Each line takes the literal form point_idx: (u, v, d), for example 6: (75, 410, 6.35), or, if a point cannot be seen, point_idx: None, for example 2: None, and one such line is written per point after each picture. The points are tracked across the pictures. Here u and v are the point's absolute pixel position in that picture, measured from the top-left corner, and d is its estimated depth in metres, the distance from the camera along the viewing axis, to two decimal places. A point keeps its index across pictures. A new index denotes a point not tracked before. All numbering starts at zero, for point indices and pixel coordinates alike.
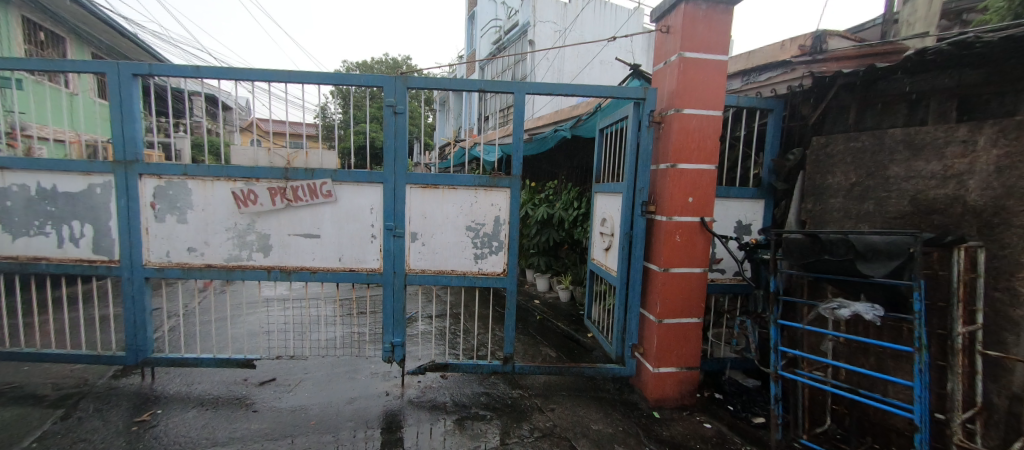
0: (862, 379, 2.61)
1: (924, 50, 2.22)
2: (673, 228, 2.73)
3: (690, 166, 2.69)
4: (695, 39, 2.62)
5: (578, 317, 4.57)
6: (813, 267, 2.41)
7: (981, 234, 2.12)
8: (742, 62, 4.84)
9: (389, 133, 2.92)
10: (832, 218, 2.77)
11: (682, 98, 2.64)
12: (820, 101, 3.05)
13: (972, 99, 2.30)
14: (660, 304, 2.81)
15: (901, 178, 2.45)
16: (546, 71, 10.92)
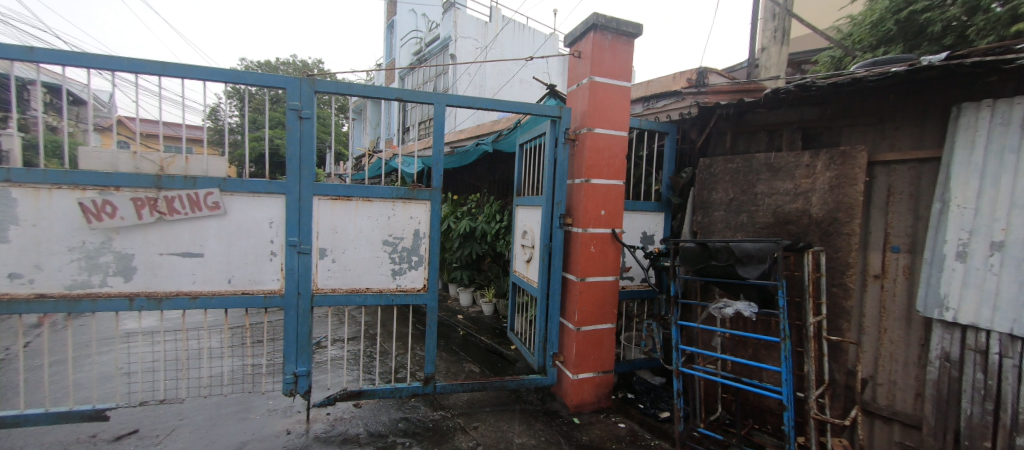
0: (745, 368, 3.00)
1: (777, 89, 2.70)
2: (588, 239, 2.90)
3: (601, 181, 2.90)
4: (604, 65, 2.86)
5: (500, 330, 4.57)
6: (704, 272, 2.74)
7: (823, 240, 2.63)
8: (643, 89, 5.43)
9: (293, 140, 2.66)
10: (716, 228, 3.18)
11: (593, 118, 2.85)
12: (704, 127, 3.53)
13: (812, 131, 2.93)
14: (577, 313, 2.94)
15: (765, 194, 2.93)
16: (467, 85, 11.01)
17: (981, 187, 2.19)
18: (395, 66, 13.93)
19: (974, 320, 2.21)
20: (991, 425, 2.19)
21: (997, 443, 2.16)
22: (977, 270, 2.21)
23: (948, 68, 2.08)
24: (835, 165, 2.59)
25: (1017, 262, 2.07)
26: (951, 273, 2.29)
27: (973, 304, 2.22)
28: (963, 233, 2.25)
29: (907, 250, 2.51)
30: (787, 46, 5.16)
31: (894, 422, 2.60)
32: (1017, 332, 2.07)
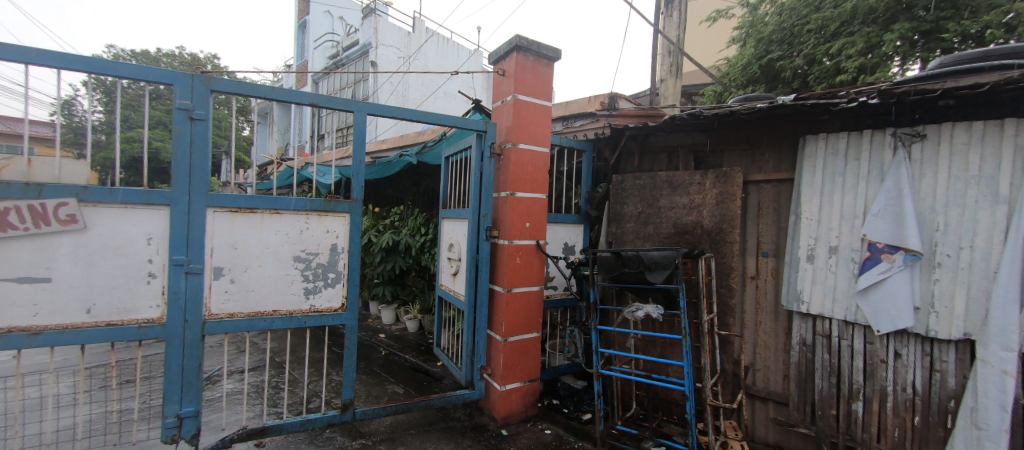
0: (654, 365, 3.30)
1: (674, 117, 3.09)
2: (514, 251, 2.98)
3: (526, 195, 3.00)
4: (526, 85, 3.00)
5: (426, 347, 4.41)
6: (618, 279, 3.00)
7: (712, 248, 3.05)
8: (562, 109, 5.79)
9: (182, 144, 2.32)
10: (627, 238, 3.48)
11: (517, 134, 2.95)
12: (615, 147, 3.88)
13: (702, 154, 3.38)
14: (504, 324, 2.98)
15: (667, 208, 3.30)
16: (389, 95, 10.58)
17: (821, 203, 2.76)
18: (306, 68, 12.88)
19: (820, 310, 2.76)
20: (836, 395, 2.73)
21: (840, 410, 2.72)
22: (822, 269, 2.76)
23: (796, 107, 2.60)
24: (720, 183, 3.05)
25: (847, 262, 2.65)
26: (803, 272, 2.83)
27: (820, 297, 2.77)
28: (811, 239, 2.80)
29: (773, 254, 3.02)
30: (680, 79, 5.95)
31: (769, 401, 3.05)
32: (849, 317, 2.65)
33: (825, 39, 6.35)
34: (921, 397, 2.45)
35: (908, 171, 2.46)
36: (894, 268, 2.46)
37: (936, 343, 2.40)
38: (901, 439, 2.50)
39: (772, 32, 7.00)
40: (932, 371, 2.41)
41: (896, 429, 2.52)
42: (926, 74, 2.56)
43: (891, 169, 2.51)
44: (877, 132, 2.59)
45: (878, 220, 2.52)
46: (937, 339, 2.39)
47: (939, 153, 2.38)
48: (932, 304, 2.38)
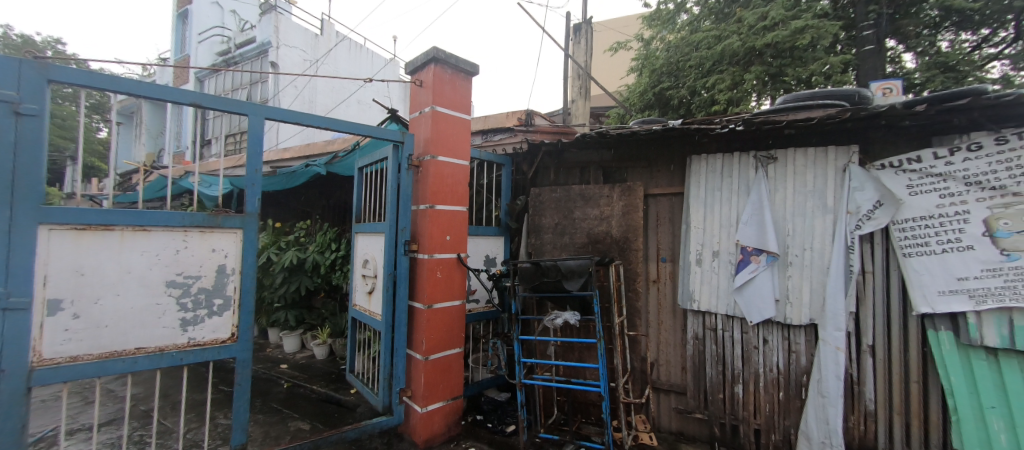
0: (572, 370, 3.45)
1: (584, 134, 3.32)
2: (434, 265, 2.89)
3: (445, 207, 2.95)
4: (445, 97, 2.98)
5: (336, 375, 4.02)
6: (538, 288, 3.09)
7: (621, 255, 3.32)
8: (481, 123, 5.89)
9: (0, 144, 1.79)
10: (546, 249, 3.62)
11: (436, 146, 2.91)
12: (532, 161, 4.03)
13: (608, 169, 3.69)
14: (425, 342, 2.86)
15: (580, 219, 3.52)
16: (293, 99, 9.54)
17: (705, 213, 3.19)
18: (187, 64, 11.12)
19: (707, 307, 3.16)
20: (722, 381, 3.13)
21: (725, 393, 3.12)
22: (708, 271, 3.17)
23: (683, 130, 3.00)
24: (625, 196, 3.36)
25: (726, 264, 3.10)
26: (694, 274, 3.22)
27: (707, 296, 3.17)
28: (698, 245, 3.21)
29: (670, 259, 3.39)
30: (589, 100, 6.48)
31: (671, 392, 3.36)
32: (729, 311, 3.08)
33: (702, 74, 7.54)
34: (783, 374, 2.93)
35: (765, 186, 2.98)
36: (760, 268, 2.94)
37: (791, 328, 2.92)
38: (771, 412, 2.96)
39: (663, 65, 8.18)
40: (790, 352, 2.91)
41: (767, 404, 2.98)
42: (775, 108, 3.15)
43: (754, 185, 3.02)
44: (743, 154, 3.10)
45: (747, 227, 3.00)
46: (791, 325, 2.90)
47: (786, 173, 2.94)
48: (787, 296, 2.89)
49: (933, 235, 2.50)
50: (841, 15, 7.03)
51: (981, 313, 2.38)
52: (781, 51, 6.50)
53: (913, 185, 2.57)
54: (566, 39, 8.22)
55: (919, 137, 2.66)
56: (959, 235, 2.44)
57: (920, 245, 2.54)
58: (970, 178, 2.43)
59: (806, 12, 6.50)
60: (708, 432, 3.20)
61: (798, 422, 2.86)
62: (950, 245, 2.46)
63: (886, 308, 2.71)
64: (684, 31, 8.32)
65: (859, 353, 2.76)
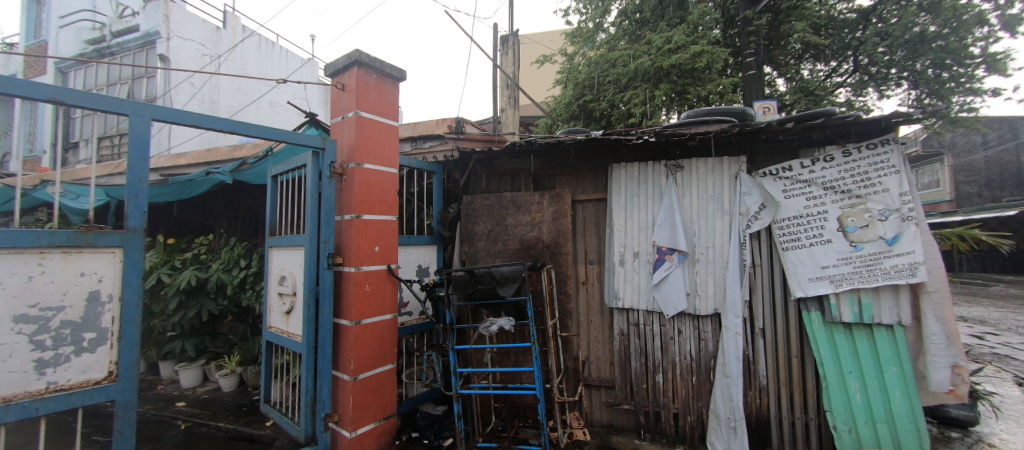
0: (509, 375, 3.47)
1: (514, 143, 3.40)
2: (362, 278, 2.70)
3: (373, 217, 2.79)
4: (369, 102, 2.82)
5: (248, 407, 3.58)
6: (473, 296, 3.07)
7: (552, 259, 3.46)
8: (410, 129, 5.73)
9: None
10: (479, 256, 3.62)
11: (361, 153, 2.74)
12: (464, 169, 4.01)
13: (538, 176, 3.80)
14: (354, 361, 2.65)
15: (512, 226, 3.59)
16: (190, 98, 8.35)
17: (626, 217, 3.44)
18: (45, 52, 9.21)
19: (631, 304, 3.40)
20: (645, 371, 3.39)
21: (648, 383, 3.37)
22: (630, 271, 3.42)
23: (604, 141, 3.23)
24: (554, 203, 3.52)
25: (645, 263, 3.36)
26: (618, 274, 3.45)
27: (630, 293, 3.41)
28: (621, 247, 3.44)
29: (597, 261, 3.59)
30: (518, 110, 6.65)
31: (601, 387, 3.54)
32: (650, 306, 3.34)
33: (620, 89, 8.19)
34: (696, 360, 3.26)
35: (675, 192, 3.31)
36: (673, 265, 3.24)
37: (700, 318, 3.25)
38: (687, 396, 3.27)
39: (585, 79, 8.73)
40: (700, 340, 3.25)
41: (683, 388, 3.28)
42: (680, 122, 3.52)
43: (666, 190, 3.34)
44: (656, 162, 3.41)
45: (662, 229, 3.30)
46: (700, 315, 3.23)
47: (691, 180, 3.30)
48: (696, 289, 3.22)
49: (804, 231, 3.00)
50: (729, 42, 8.12)
51: (839, 294, 2.92)
52: (685, 71, 7.29)
53: (788, 190, 3.05)
54: (494, 49, 8.39)
55: (790, 150, 3.15)
56: (821, 231, 2.96)
57: (795, 240, 3.02)
58: (827, 184, 2.96)
59: (702, 38, 7.39)
60: (635, 420, 3.43)
61: (709, 402, 3.19)
62: (815, 240, 2.97)
63: (772, 296, 3.15)
64: (603, 48, 8.96)
65: (753, 335, 3.17)
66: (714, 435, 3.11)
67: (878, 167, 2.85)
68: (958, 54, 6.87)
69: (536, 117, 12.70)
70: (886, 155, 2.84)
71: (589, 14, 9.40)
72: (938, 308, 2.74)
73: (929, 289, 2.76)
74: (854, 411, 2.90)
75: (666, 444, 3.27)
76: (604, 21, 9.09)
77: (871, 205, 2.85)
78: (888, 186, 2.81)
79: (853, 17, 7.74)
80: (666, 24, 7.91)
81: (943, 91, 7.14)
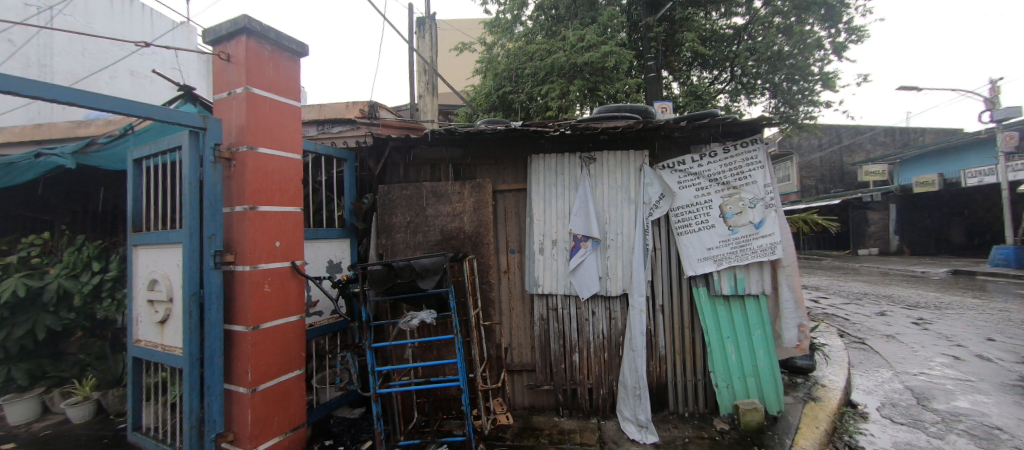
0: (431, 370, 3.40)
1: (433, 131, 3.26)
2: (260, 278, 2.35)
3: (271, 208, 2.43)
4: (262, 77, 2.43)
5: (111, 439, 2.97)
6: (391, 291, 2.89)
7: (474, 250, 3.44)
8: (314, 112, 5.20)
9: None
10: (398, 249, 3.45)
11: (255, 136, 2.36)
12: (379, 157, 3.73)
13: (459, 166, 3.72)
14: (251, 371, 2.30)
15: (433, 217, 3.48)
16: (6, 59, 6.53)
17: (544, 206, 3.54)
18: None
19: (550, 290, 3.52)
20: (562, 352, 3.56)
21: (566, 363, 3.55)
22: (548, 258, 3.53)
23: (523, 131, 3.27)
24: (475, 193, 3.48)
25: (562, 251, 3.51)
26: (537, 262, 3.54)
27: (549, 280, 3.53)
28: (540, 236, 3.54)
29: (517, 250, 3.65)
30: (436, 97, 6.46)
31: (522, 372, 3.63)
32: (566, 291, 3.50)
33: (537, 82, 8.40)
34: (608, 338, 3.52)
35: (589, 183, 3.49)
36: (587, 252, 3.44)
37: (611, 299, 3.50)
38: (599, 371, 3.52)
39: (504, 70, 8.80)
40: (611, 319, 3.51)
41: (596, 365, 3.52)
42: (593, 117, 3.70)
43: (581, 181, 3.50)
44: (571, 154, 3.55)
45: (577, 217, 3.46)
46: (611, 296, 3.48)
47: (602, 171, 3.50)
48: (608, 273, 3.46)
49: (694, 218, 3.39)
50: (634, 46, 8.80)
51: (720, 272, 3.36)
52: (596, 70, 7.72)
53: (681, 181, 3.40)
54: (409, 31, 8.00)
55: (684, 146, 3.51)
56: (707, 217, 3.37)
57: (687, 225, 3.40)
58: (711, 176, 3.37)
59: (611, 40, 7.88)
60: (554, 399, 3.60)
61: (618, 375, 3.48)
62: (703, 225, 3.38)
63: (669, 276, 3.51)
64: (520, 41, 9.07)
65: (654, 311, 3.51)
66: (622, 404, 3.39)
67: (749, 163, 3.34)
68: (804, 71, 8.33)
69: (454, 106, 12.46)
70: (755, 152, 3.33)
71: (506, 5, 9.46)
72: (790, 278, 3.32)
73: (784, 264, 3.32)
74: (730, 369, 3.39)
75: (581, 417, 3.48)
76: (522, 14, 9.21)
77: (744, 195, 3.33)
78: (756, 179, 3.31)
79: (729, 32, 8.89)
80: (578, 23, 8.28)
81: (794, 101, 8.62)
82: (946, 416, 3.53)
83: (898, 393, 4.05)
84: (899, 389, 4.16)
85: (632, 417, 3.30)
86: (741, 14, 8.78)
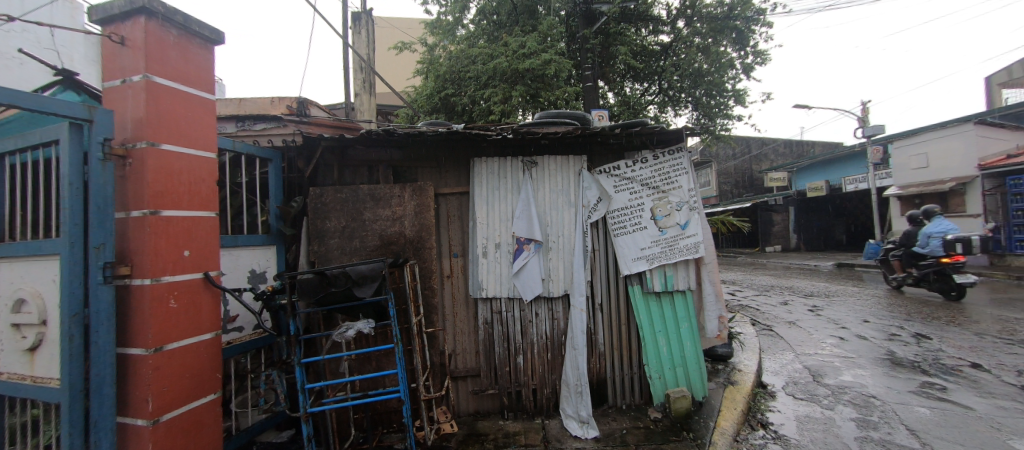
0: (369, 382, 3.21)
1: (369, 131, 3.10)
2: (165, 292, 2.05)
3: (178, 213, 2.14)
4: (167, 65, 2.13)
5: None
6: (323, 301, 2.68)
7: (415, 255, 3.32)
8: (233, 106, 4.72)
9: None
10: (332, 256, 3.23)
11: (157, 130, 2.05)
12: (310, 158, 3.46)
13: (398, 168, 3.57)
14: (153, 399, 1.97)
15: (371, 221, 3.31)
16: None
17: (487, 210, 3.52)
18: None
19: (493, 293, 3.50)
20: (507, 355, 3.55)
21: (511, 365, 3.55)
22: (492, 261, 3.51)
23: (465, 134, 3.22)
24: (416, 196, 3.37)
25: (505, 254, 3.50)
26: (481, 266, 3.50)
27: (493, 283, 3.51)
28: (484, 239, 3.50)
29: (461, 254, 3.59)
30: (373, 96, 6.20)
31: (467, 377, 3.57)
32: (510, 293, 3.50)
33: (480, 85, 8.40)
34: (550, 338, 3.58)
35: (531, 186, 3.53)
36: (530, 254, 3.47)
37: (553, 300, 3.57)
38: (543, 371, 3.56)
39: (446, 72, 8.70)
40: (554, 319, 3.58)
41: (540, 365, 3.57)
42: (534, 122, 3.76)
43: (523, 184, 3.53)
44: (514, 158, 3.57)
45: (520, 220, 3.48)
46: (553, 297, 3.55)
47: (543, 175, 3.57)
48: (550, 275, 3.52)
49: (629, 220, 3.57)
50: (572, 55, 9.15)
51: (653, 270, 3.57)
52: (537, 77, 7.90)
53: (617, 186, 3.57)
54: (344, 26, 7.60)
55: (618, 152, 3.69)
56: (640, 220, 3.57)
57: (623, 227, 3.57)
58: (643, 181, 3.58)
59: (551, 48, 8.11)
60: (498, 402, 3.58)
61: (561, 374, 3.55)
62: (636, 227, 3.57)
63: (607, 276, 3.65)
64: (462, 44, 9.03)
65: (594, 310, 3.63)
66: (565, 402, 3.45)
67: (675, 168, 3.60)
68: (719, 88, 9.23)
69: (394, 106, 12.04)
70: (680, 159, 3.60)
71: (447, 7, 9.36)
72: (711, 274, 3.63)
73: (706, 261, 3.62)
74: (661, 361, 3.60)
75: (526, 418, 3.50)
76: (463, 17, 9.17)
77: (672, 198, 3.59)
78: (681, 183, 3.58)
79: (656, 48, 9.56)
80: (519, 29, 8.44)
81: (712, 114, 9.47)
82: (835, 389, 4.06)
83: (799, 372, 4.59)
84: (800, 368, 4.72)
85: (574, 414, 3.38)
86: (667, 32, 9.51)
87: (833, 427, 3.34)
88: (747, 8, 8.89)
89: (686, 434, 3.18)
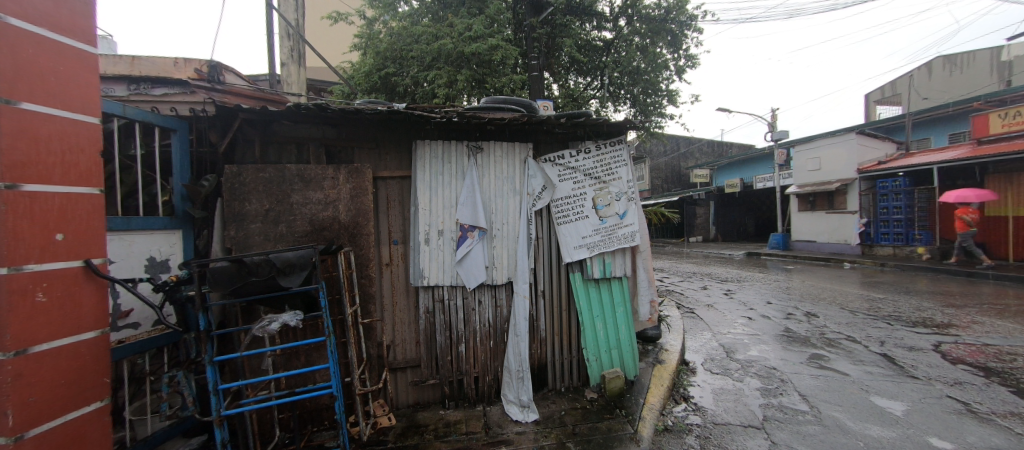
0: (297, 379, 2.98)
1: (298, 105, 2.81)
2: (27, 284, 1.69)
3: (46, 188, 1.77)
4: (29, 6, 1.73)
5: None
6: (242, 292, 2.41)
7: (350, 242, 3.11)
8: (124, 65, 4.01)
9: None
10: (254, 242, 2.92)
11: (13, 85, 1.66)
12: (225, 131, 3.06)
13: (332, 148, 3.29)
14: (14, 413, 1.63)
15: (300, 204, 3.02)
16: None
17: (430, 195, 3.37)
18: None
19: (435, 281, 3.38)
20: (449, 344, 3.47)
21: (453, 353, 3.47)
22: (435, 248, 3.38)
23: (407, 115, 3.04)
24: (352, 179, 3.13)
25: (449, 241, 3.39)
26: (423, 253, 3.36)
27: (436, 271, 3.39)
28: (426, 226, 3.35)
29: (401, 241, 3.41)
30: (303, 69, 5.68)
31: (406, 368, 3.44)
32: (453, 282, 3.41)
33: (423, 67, 8.08)
34: (493, 326, 3.55)
35: (476, 172, 3.44)
36: (474, 242, 3.39)
37: (497, 288, 3.54)
38: (484, 359, 3.53)
39: (386, 49, 8.27)
40: (497, 307, 3.55)
41: (482, 353, 3.53)
42: (479, 106, 3.66)
43: (468, 170, 3.43)
44: (458, 142, 3.44)
45: (464, 207, 3.39)
46: (496, 285, 3.52)
47: (488, 161, 3.48)
48: (494, 262, 3.48)
49: (572, 209, 3.62)
50: (518, 43, 9.07)
51: (593, 258, 3.67)
52: (482, 62, 7.75)
53: (561, 175, 3.60)
54: None
55: (564, 141, 3.71)
56: (583, 209, 3.64)
57: (566, 216, 3.61)
58: (586, 171, 3.64)
59: (497, 34, 7.95)
60: (440, 392, 3.50)
61: (503, 361, 3.54)
62: (578, 216, 3.64)
63: (549, 263, 3.69)
64: (405, 21, 8.61)
65: (536, 297, 3.66)
66: (507, 388, 3.46)
67: (616, 160, 3.70)
68: (655, 87, 9.72)
69: (329, 82, 11.18)
70: (620, 151, 3.71)
71: None
72: (645, 262, 3.82)
73: (640, 249, 3.80)
74: (599, 344, 3.72)
75: (467, 406, 3.47)
76: None
77: (612, 189, 3.70)
78: (621, 175, 3.70)
79: (600, 44, 9.80)
80: (466, 11, 8.21)
81: (647, 111, 9.96)
82: (744, 363, 4.51)
83: (715, 349, 5.03)
84: (716, 345, 5.17)
85: (515, 399, 3.39)
86: (609, 29, 9.77)
87: (742, 396, 3.70)
88: (682, 13, 9.43)
89: (619, 411, 3.34)
